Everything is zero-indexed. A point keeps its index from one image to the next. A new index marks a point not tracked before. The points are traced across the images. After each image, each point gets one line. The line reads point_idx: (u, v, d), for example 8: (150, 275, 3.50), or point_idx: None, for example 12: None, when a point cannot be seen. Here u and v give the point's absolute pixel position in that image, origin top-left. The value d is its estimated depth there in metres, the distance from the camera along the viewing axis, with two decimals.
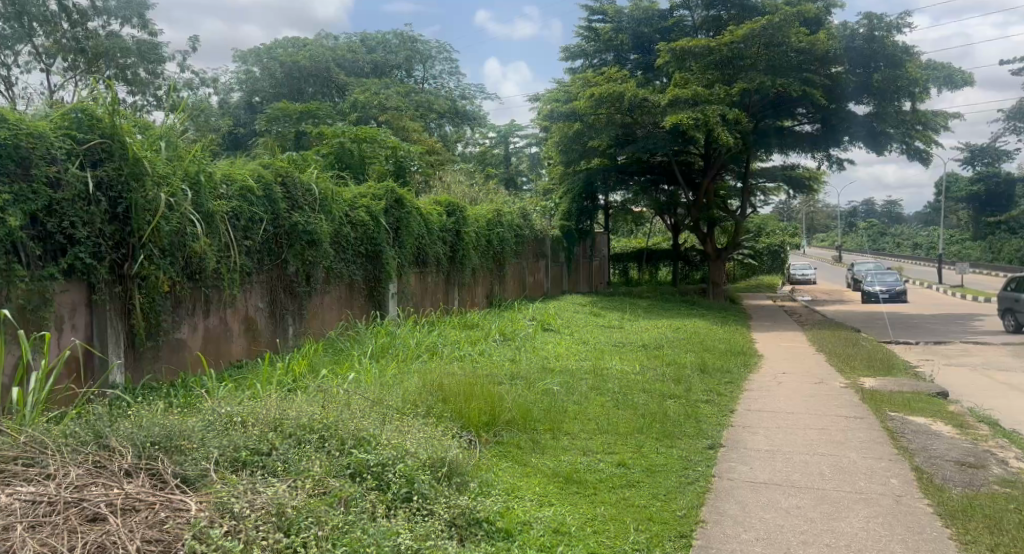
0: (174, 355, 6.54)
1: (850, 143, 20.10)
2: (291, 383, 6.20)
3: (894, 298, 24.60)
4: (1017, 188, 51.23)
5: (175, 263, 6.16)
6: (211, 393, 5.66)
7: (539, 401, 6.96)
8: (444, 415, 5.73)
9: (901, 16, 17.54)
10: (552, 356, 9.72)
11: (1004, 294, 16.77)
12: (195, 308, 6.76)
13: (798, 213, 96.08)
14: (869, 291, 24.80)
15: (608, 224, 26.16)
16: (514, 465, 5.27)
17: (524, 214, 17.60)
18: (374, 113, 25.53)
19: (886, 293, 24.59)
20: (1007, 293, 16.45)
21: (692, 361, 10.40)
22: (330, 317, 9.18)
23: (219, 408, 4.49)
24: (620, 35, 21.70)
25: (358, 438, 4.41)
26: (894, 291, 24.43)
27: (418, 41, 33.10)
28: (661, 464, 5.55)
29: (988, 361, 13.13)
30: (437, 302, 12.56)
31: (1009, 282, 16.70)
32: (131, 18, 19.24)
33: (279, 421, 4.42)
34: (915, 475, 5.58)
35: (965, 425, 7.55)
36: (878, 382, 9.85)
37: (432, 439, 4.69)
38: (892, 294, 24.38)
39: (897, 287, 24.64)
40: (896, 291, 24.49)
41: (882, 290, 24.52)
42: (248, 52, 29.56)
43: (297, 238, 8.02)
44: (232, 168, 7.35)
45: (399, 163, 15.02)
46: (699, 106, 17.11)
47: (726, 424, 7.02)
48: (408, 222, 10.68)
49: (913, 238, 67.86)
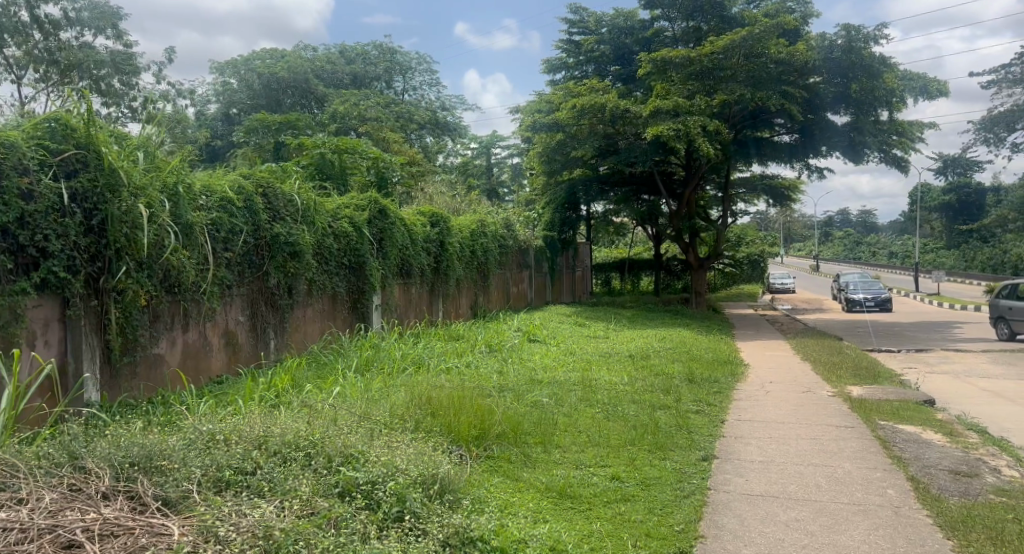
0: (152, 371, 6.35)
1: (829, 152, 20.16)
2: (274, 398, 6.04)
3: (879, 306, 24.72)
4: (988, 198, 52.19)
5: (152, 276, 5.98)
6: (192, 410, 5.48)
7: (528, 413, 6.84)
8: (433, 429, 5.57)
9: (878, 28, 17.70)
10: (539, 367, 9.59)
11: (994, 302, 16.78)
12: (174, 323, 6.57)
13: (776, 223, 97.10)
14: (853, 300, 24.90)
15: (590, 235, 26.15)
16: (505, 480, 5.14)
17: (507, 224, 17.53)
18: (354, 124, 25.41)
19: (872, 301, 24.70)
20: (998, 301, 16.44)
21: (679, 370, 10.32)
22: (313, 330, 9.01)
23: (200, 426, 4.33)
24: (601, 46, 21.77)
25: (346, 455, 4.27)
26: (879, 299, 24.55)
27: (397, 52, 33.06)
28: (655, 477, 5.45)
29: (970, 368, 13.19)
30: (421, 313, 12.40)
31: (1002, 290, 16.61)
32: (105, 29, 18.99)
33: (262, 438, 4.27)
34: (911, 485, 5.52)
35: (954, 433, 7.51)
36: (865, 390, 9.82)
37: (423, 455, 4.55)
38: (878, 301, 24.49)
39: (881, 294, 24.76)
40: (881, 298, 24.61)
41: (867, 299, 24.63)
42: (225, 63, 29.32)
43: (278, 249, 7.87)
44: (212, 178, 7.19)
45: (380, 174, 14.90)
46: (681, 117, 17.16)
47: (717, 435, 6.93)
48: (392, 232, 10.53)
49: (888, 246, 68.72)
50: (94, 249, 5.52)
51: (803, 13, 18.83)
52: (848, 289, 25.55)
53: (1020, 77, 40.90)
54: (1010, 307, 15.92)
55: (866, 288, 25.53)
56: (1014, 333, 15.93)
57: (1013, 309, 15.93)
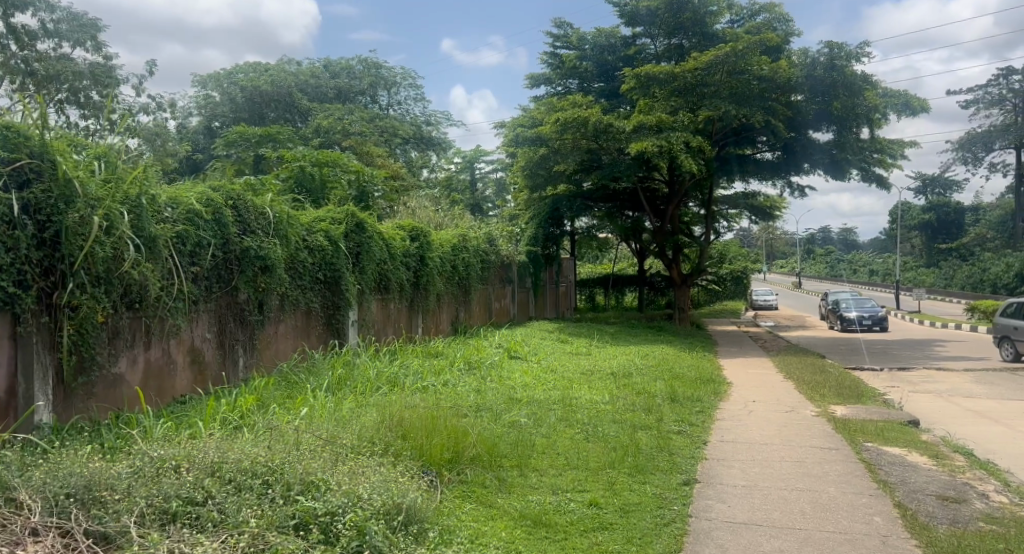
0: (109, 391, 6.08)
1: (811, 170, 20.15)
2: (238, 420, 5.78)
3: (876, 325, 24.32)
4: (965, 217, 52.91)
5: (110, 291, 5.73)
6: (148, 432, 5.23)
7: (505, 435, 6.60)
8: (403, 452, 5.33)
9: (860, 46, 17.76)
10: (518, 385, 9.36)
11: (1000, 320, 16.36)
12: (136, 339, 6.33)
13: (759, 240, 97.83)
14: (849, 319, 24.41)
15: (574, 250, 26.02)
16: (478, 507, 4.90)
17: (490, 239, 17.31)
18: (337, 138, 25.20)
19: (869, 320, 24.28)
20: (1003, 320, 16.02)
21: (661, 389, 10.13)
22: (285, 346, 8.75)
23: (151, 452, 4.09)
24: (584, 62, 21.79)
25: (307, 483, 4.04)
26: (876, 318, 24.14)
27: (382, 67, 32.93)
28: (634, 503, 5.23)
29: (953, 387, 13.10)
30: (400, 329, 12.15)
31: (1009, 305, 16.02)
32: (84, 41, 18.69)
33: (217, 465, 4.04)
34: (898, 513, 5.33)
35: (940, 455, 7.35)
36: (849, 411, 9.66)
37: (390, 482, 4.31)
38: (875, 321, 24.07)
39: (878, 314, 24.37)
40: (878, 318, 24.20)
41: (864, 318, 24.20)
42: (208, 76, 29.02)
43: (249, 263, 7.62)
44: (179, 190, 6.95)
45: (361, 188, 14.69)
46: (664, 133, 17.08)
47: (700, 457, 6.73)
48: (369, 247, 10.29)
49: (869, 262, 69.20)
50: (47, 263, 5.28)
51: (785, 32, 18.96)
52: (842, 307, 25.09)
53: (997, 98, 41.57)
54: (1017, 328, 15.48)
55: (860, 307, 25.13)
56: (1019, 355, 15.50)
57: (1018, 329, 15.51)
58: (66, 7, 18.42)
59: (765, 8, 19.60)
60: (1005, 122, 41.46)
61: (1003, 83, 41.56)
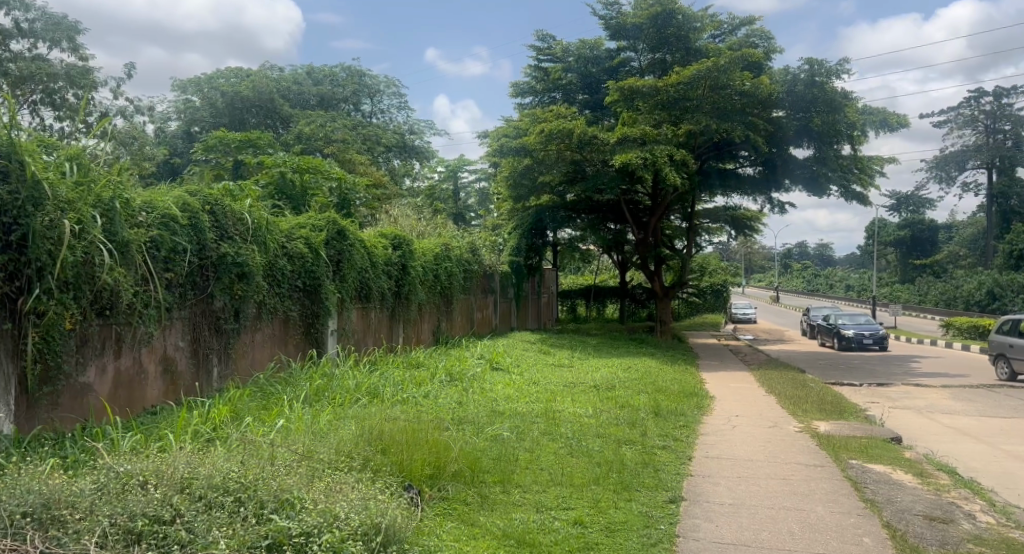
0: (77, 401, 5.88)
1: (791, 186, 20.27)
2: (211, 432, 5.59)
3: (878, 343, 22.51)
4: (939, 234, 53.73)
5: (80, 298, 5.54)
6: (114, 445, 5.04)
7: (488, 449, 6.44)
8: (383, 467, 5.15)
9: (839, 63, 17.91)
10: (501, 398, 9.18)
11: (995, 337, 15.99)
12: (105, 348, 6.13)
13: (737, 254, 98.70)
14: (848, 336, 22.59)
15: (556, 261, 25.94)
16: (459, 526, 4.75)
17: (472, 249, 17.15)
18: (319, 145, 25.06)
19: (870, 338, 22.44)
20: (998, 337, 15.65)
21: (645, 403, 10.01)
22: (261, 356, 8.53)
23: (119, 465, 3.94)
24: (569, 75, 21.75)
25: (281, 500, 3.89)
26: (878, 335, 22.31)
27: (366, 75, 32.83)
28: (620, 522, 5.09)
29: (932, 403, 13.12)
30: (380, 339, 11.95)
31: (1004, 323, 15.67)
32: (60, 42, 18.34)
33: (187, 481, 3.87)
34: (887, 534, 5.24)
35: (925, 474, 7.28)
36: (832, 427, 9.59)
37: (369, 500, 4.14)
38: (878, 339, 22.20)
39: (879, 331, 22.54)
40: (880, 335, 22.39)
41: (865, 334, 22.37)
42: (188, 81, 28.71)
43: (225, 269, 7.42)
44: (154, 194, 6.77)
45: (343, 196, 14.54)
46: (648, 146, 17.06)
47: (685, 473, 6.61)
48: (351, 254, 10.11)
49: (846, 278, 69.94)
50: (13, 268, 5.09)
51: (766, 48, 19.17)
52: (839, 324, 23.27)
53: (968, 119, 42.39)
54: (1013, 345, 15.07)
55: (858, 322, 23.29)
56: (1015, 373, 15.11)
57: (1014, 346, 15.13)
58: (42, 7, 18.14)
59: (746, 24, 19.76)
60: (977, 142, 42.23)
61: (974, 104, 42.39)
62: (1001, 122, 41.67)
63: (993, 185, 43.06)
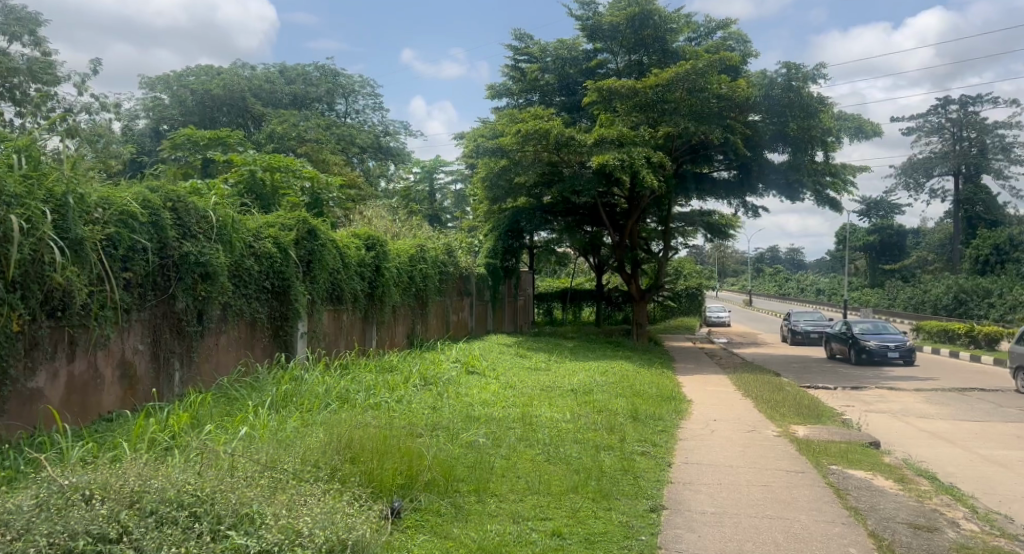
0: (25, 408, 5.57)
1: (765, 191, 20.33)
2: (169, 440, 5.31)
3: (902, 357, 19.06)
4: (907, 239, 54.50)
5: (28, 298, 5.29)
6: (64, 456, 4.78)
7: (462, 457, 6.22)
8: (352, 478, 4.90)
9: (815, 68, 17.92)
10: (477, 403, 8.92)
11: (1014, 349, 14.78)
12: (58, 352, 5.85)
13: (710, 258, 99.56)
14: (868, 348, 19.06)
15: (532, 263, 25.79)
16: (432, 539, 4.53)
17: (448, 250, 16.91)
18: (291, 145, 24.70)
19: (895, 350, 18.92)
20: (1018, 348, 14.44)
21: (623, 407, 9.82)
22: (226, 360, 8.22)
23: (62, 478, 3.65)
24: (546, 76, 21.59)
25: (241, 516, 3.66)
26: (904, 348, 18.83)
27: (340, 74, 32.49)
28: (599, 533, 4.90)
29: (907, 407, 13.09)
30: (352, 342, 11.67)
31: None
32: (21, 36, 17.78)
33: (137, 494, 3.59)
34: (874, 544, 5.09)
35: (905, 479, 7.16)
36: (810, 431, 9.47)
37: (335, 513, 3.93)
38: (904, 352, 18.72)
39: (905, 342, 19.03)
40: (906, 347, 18.89)
41: (890, 346, 18.82)
42: (156, 78, 28.08)
43: (187, 270, 7.12)
44: (112, 190, 6.49)
45: (315, 195, 14.28)
46: (626, 147, 16.93)
47: (665, 480, 6.43)
48: (322, 255, 9.79)
49: (816, 282, 70.82)
50: None
51: (743, 52, 19.21)
52: (857, 332, 19.75)
53: (936, 126, 42.94)
54: None
55: (877, 331, 19.80)
56: None
57: None
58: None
59: (723, 27, 19.76)
60: (944, 150, 42.83)
61: (941, 112, 42.96)
62: (967, 129, 42.13)
63: (960, 192, 43.77)
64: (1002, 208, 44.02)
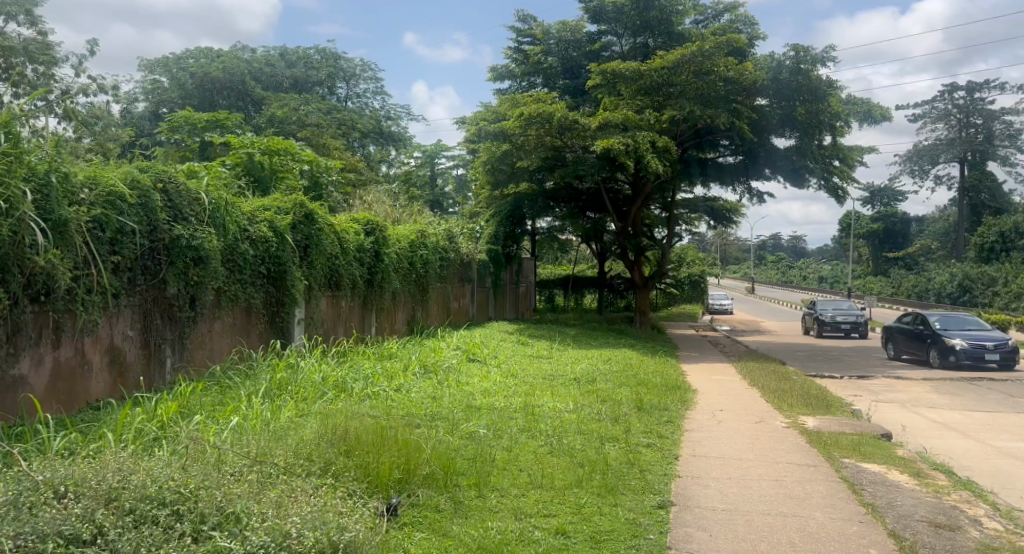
0: (6, 395, 5.33)
1: (771, 176, 20.06)
2: (156, 431, 5.08)
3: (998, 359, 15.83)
4: (911, 227, 54.16)
5: (9, 281, 5.04)
6: (47, 446, 4.57)
7: (462, 449, 5.98)
8: (347, 473, 4.66)
9: (823, 51, 17.56)
10: (478, 393, 8.64)
11: None
12: (42, 337, 5.61)
13: (712, 245, 99.34)
14: (956, 350, 15.84)
15: (535, 249, 25.53)
16: (429, 538, 4.29)
17: (449, 236, 16.63)
18: (292, 129, 24.44)
19: (992, 353, 15.64)
20: None
21: (628, 396, 9.59)
22: (220, 346, 8.00)
23: (34, 473, 3.40)
24: (549, 58, 21.14)
25: (227, 515, 3.43)
26: (1003, 349, 15.59)
27: (341, 58, 32.11)
28: (606, 530, 4.67)
29: (917, 397, 12.84)
30: (350, 328, 11.43)
31: None
32: (17, 15, 17.47)
33: (115, 491, 3.34)
34: (894, 544, 4.86)
35: (921, 474, 6.91)
36: (819, 422, 9.24)
37: (326, 513, 3.69)
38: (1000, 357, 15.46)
39: (1004, 342, 15.77)
40: (1006, 350, 15.63)
41: (987, 348, 15.55)
42: (155, 61, 27.80)
43: (179, 253, 6.85)
44: (99, 169, 6.23)
45: (314, 178, 14.02)
46: (630, 131, 16.64)
47: (673, 474, 6.20)
48: (319, 240, 9.51)
49: (819, 270, 70.58)
50: None
51: (750, 35, 18.91)
52: (939, 328, 16.51)
53: (942, 112, 42.48)
54: None
55: (960, 326, 16.68)
56: None
57: None
58: None
59: (730, 9, 19.41)
60: (950, 137, 42.33)
61: (948, 99, 42.51)
62: (973, 116, 41.75)
63: (965, 178, 43.43)
64: (1007, 195, 43.84)
